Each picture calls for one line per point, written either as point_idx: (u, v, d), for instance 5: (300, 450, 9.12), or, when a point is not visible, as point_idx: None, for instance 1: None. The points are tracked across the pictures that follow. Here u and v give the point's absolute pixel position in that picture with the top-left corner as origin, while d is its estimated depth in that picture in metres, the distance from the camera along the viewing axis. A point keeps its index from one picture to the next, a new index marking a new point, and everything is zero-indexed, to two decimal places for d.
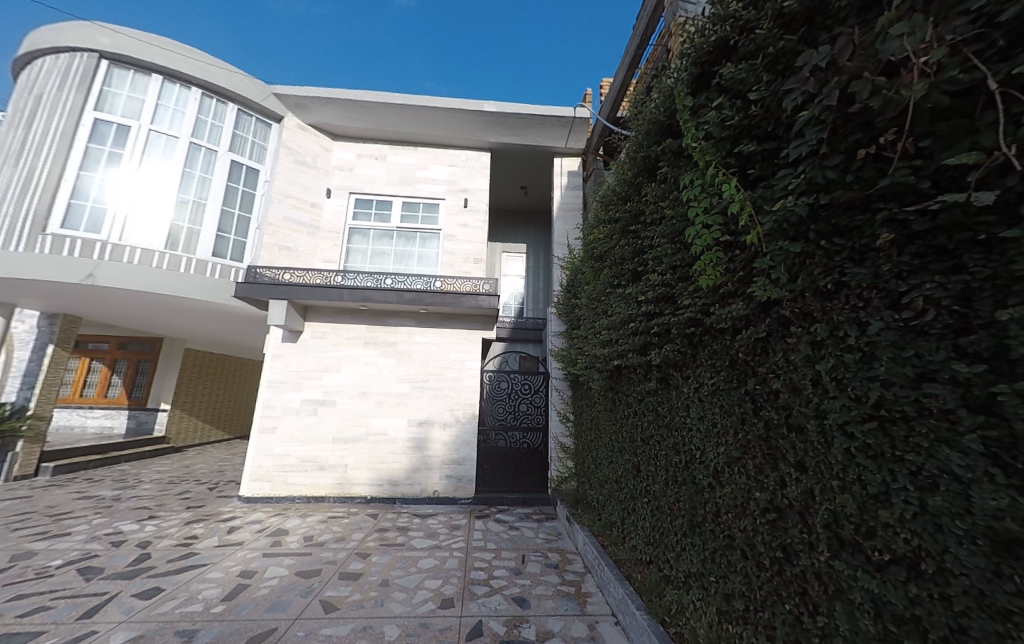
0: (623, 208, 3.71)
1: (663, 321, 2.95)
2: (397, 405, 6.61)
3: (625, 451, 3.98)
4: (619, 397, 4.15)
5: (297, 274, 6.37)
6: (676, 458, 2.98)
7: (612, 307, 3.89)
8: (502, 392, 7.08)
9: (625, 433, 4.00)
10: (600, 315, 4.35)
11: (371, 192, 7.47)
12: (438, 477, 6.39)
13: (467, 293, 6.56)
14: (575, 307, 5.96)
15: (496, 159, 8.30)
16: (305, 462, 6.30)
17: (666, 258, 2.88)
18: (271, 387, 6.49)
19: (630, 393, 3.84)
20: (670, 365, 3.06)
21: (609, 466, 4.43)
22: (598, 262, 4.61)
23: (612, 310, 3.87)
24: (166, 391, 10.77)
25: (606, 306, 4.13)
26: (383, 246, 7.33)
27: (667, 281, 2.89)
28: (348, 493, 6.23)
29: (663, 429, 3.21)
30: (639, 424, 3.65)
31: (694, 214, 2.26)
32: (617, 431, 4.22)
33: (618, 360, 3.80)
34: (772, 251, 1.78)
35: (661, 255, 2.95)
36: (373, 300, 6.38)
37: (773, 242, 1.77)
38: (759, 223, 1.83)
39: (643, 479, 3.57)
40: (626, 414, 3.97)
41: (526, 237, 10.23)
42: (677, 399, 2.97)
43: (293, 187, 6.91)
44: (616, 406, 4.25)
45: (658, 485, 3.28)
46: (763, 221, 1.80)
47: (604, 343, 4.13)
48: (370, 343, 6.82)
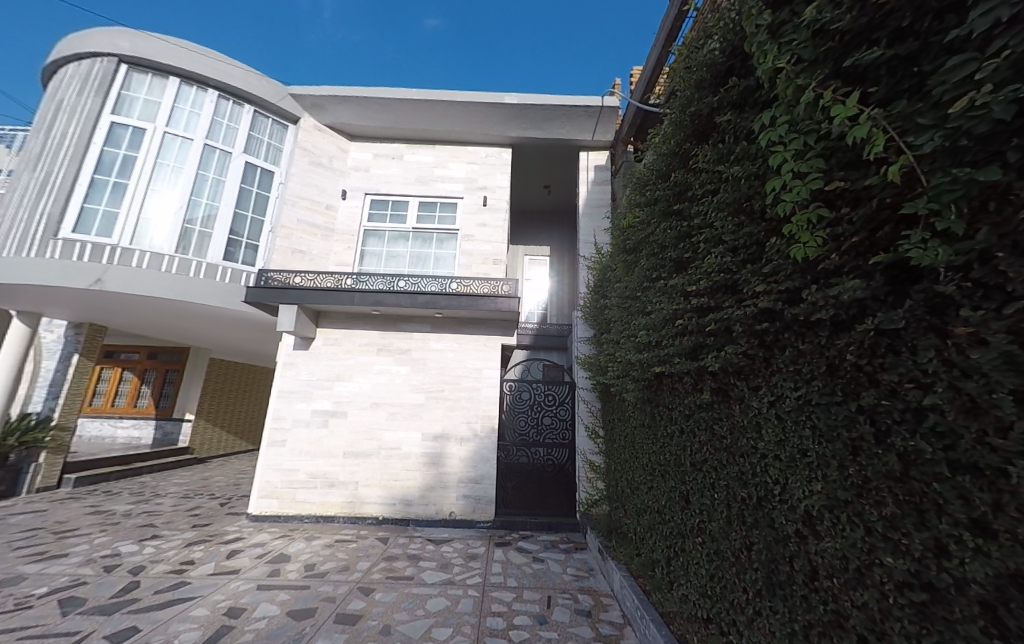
0: (664, 184, 3.12)
1: (722, 318, 2.34)
2: (412, 417, 6.16)
3: (669, 476, 3.34)
4: (660, 411, 3.51)
5: (308, 277, 6.12)
6: (743, 492, 2.33)
7: (650, 303, 3.28)
8: (524, 403, 6.50)
9: (668, 455, 3.36)
10: (635, 315, 3.74)
11: (386, 192, 7.18)
12: (455, 497, 5.84)
13: (484, 295, 6.08)
14: (605, 310, 5.34)
15: (517, 155, 7.87)
16: (315, 478, 5.92)
17: (725, 236, 2.28)
18: (283, 397, 6.22)
19: (674, 406, 3.21)
20: (730, 372, 2.43)
21: (649, 491, 3.78)
22: (631, 253, 4.00)
23: (651, 306, 3.26)
24: (190, 401, 10.83)
25: (642, 302, 3.52)
26: (398, 248, 6.99)
27: (727, 265, 2.27)
28: (360, 512, 5.79)
29: (721, 453, 2.57)
30: (687, 444, 3.01)
31: (778, 162, 1.59)
32: (657, 451, 3.58)
33: (659, 366, 3.18)
34: (933, 186, 1.14)
35: (718, 234, 2.35)
36: (385, 304, 6.01)
37: (936, 172, 1.14)
38: (905, 148, 1.20)
39: (694, 513, 2.92)
40: (669, 432, 3.32)
41: (549, 238, 9.73)
42: (741, 416, 2.33)
43: (308, 188, 6.73)
44: (655, 421, 3.61)
45: (715, 524, 2.63)
46: (916, 141, 1.16)
47: (642, 346, 3.51)
48: (384, 350, 6.44)
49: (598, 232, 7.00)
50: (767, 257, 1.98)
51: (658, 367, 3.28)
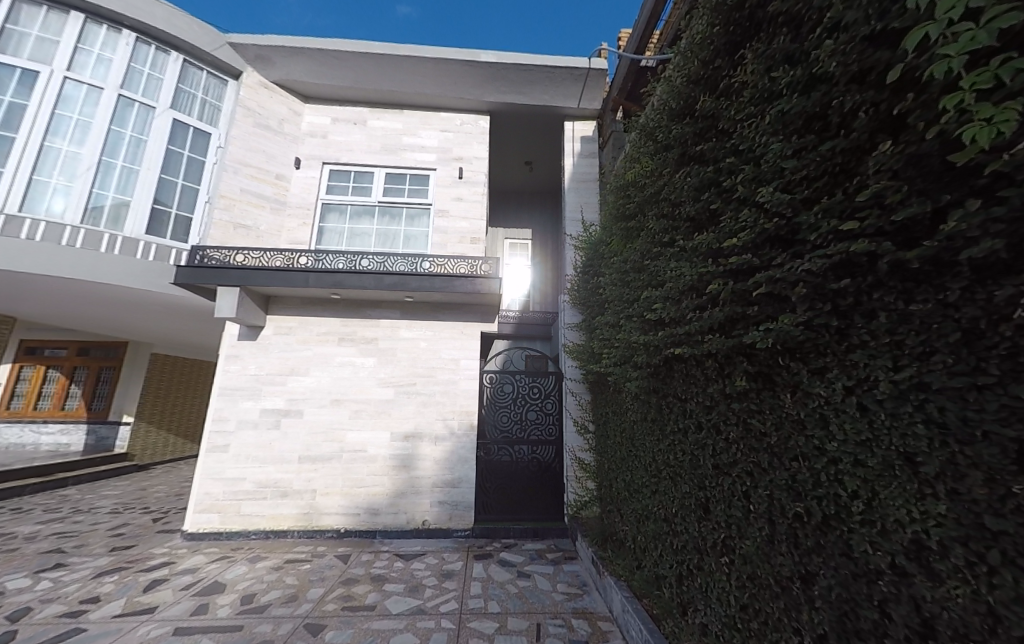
0: (686, 121, 2.53)
1: (771, 276, 1.77)
2: (379, 415, 5.43)
3: (680, 478, 2.79)
4: (670, 401, 2.95)
5: (251, 254, 5.24)
6: (790, 507, 1.78)
7: (664, 271, 2.70)
8: (506, 397, 5.85)
9: (679, 453, 2.81)
10: (641, 290, 3.16)
11: (348, 161, 6.34)
12: (429, 504, 5.18)
13: (461, 275, 5.39)
14: (598, 289, 4.78)
15: (496, 126, 7.17)
16: (264, 488, 5.11)
17: (783, 165, 1.71)
18: (227, 395, 5.36)
19: (689, 397, 2.65)
20: (777, 350, 1.87)
21: (652, 493, 3.25)
22: (636, 218, 3.40)
23: (664, 274, 2.68)
24: (129, 402, 9.74)
25: (651, 272, 2.93)
26: (363, 225, 6.18)
27: (781, 204, 1.68)
28: (318, 525, 5.04)
29: (757, 455, 2.01)
30: (706, 441, 2.46)
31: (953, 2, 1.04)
32: (664, 448, 3.04)
33: (676, 347, 2.61)
34: None
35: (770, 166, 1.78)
36: (345, 286, 5.22)
37: None
38: None
39: (715, 525, 2.38)
40: (681, 426, 2.77)
41: (530, 221, 9.17)
42: (793, 407, 1.77)
43: (254, 154, 5.84)
44: (663, 413, 3.05)
45: (747, 544, 2.08)
46: None
47: (655, 323, 2.94)
48: (346, 339, 5.66)
49: (585, 208, 6.40)
50: (860, 182, 1.43)
51: (673, 347, 2.71)
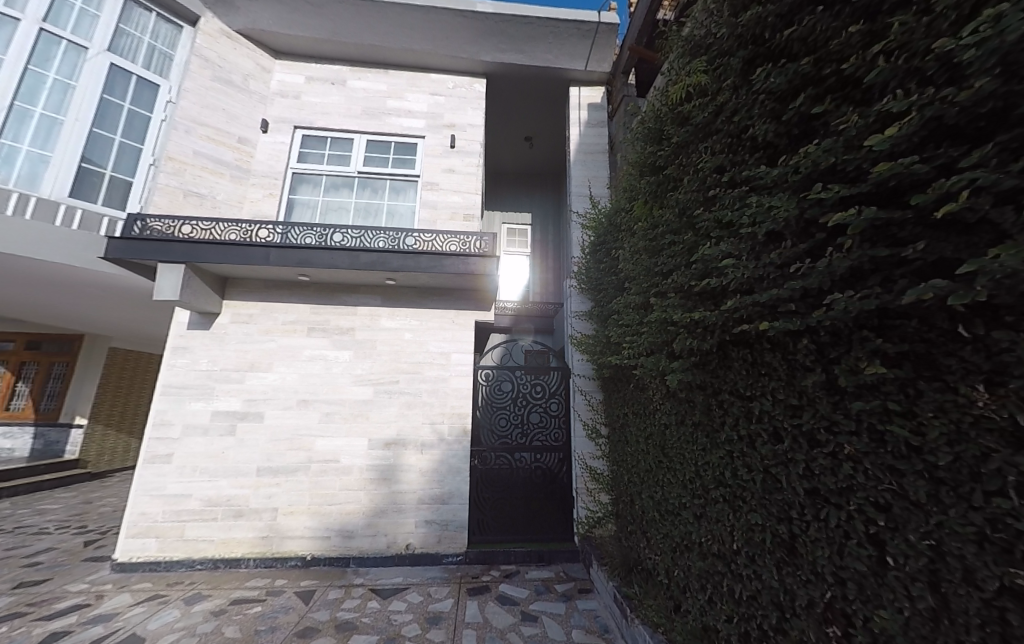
0: None
1: (969, 185, 1.04)
2: (356, 418, 4.61)
3: (741, 505, 2.01)
4: (721, 398, 2.17)
5: (200, 225, 4.38)
6: (990, 578, 1.05)
7: (727, 216, 1.90)
8: (504, 397, 5.01)
9: (734, 469, 2.04)
10: (686, 255, 2.36)
11: (323, 127, 5.51)
12: (415, 523, 4.36)
13: (452, 253, 4.59)
14: (616, 266, 4.02)
15: (493, 93, 6.40)
16: (214, 507, 4.25)
17: None
18: (172, 395, 4.50)
19: (760, 395, 1.85)
20: (958, 309, 1.15)
21: (693, 517, 2.49)
22: (672, 160, 2.57)
23: (729, 220, 1.88)
24: (83, 403, 8.71)
25: (702, 224, 2.12)
26: (341, 199, 5.36)
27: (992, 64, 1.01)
28: (279, 552, 4.19)
29: (904, 490, 1.25)
30: (787, 455, 1.68)
31: None
32: (709, 460, 2.27)
33: (744, 326, 1.82)
34: None
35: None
36: (313, 264, 4.38)
37: None
38: None
39: (812, 579, 1.61)
40: (740, 432, 1.99)
41: (530, 206, 8.44)
42: (993, 409, 1.04)
43: (212, 113, 5.00)
44: (711, 414, 2.27)
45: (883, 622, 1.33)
46: None
47: (708, 292, 2.17)
48: (317, 329, 4.83)
49: (594, 182, 5.63)
50: None
51: (738, 326, 1.95)
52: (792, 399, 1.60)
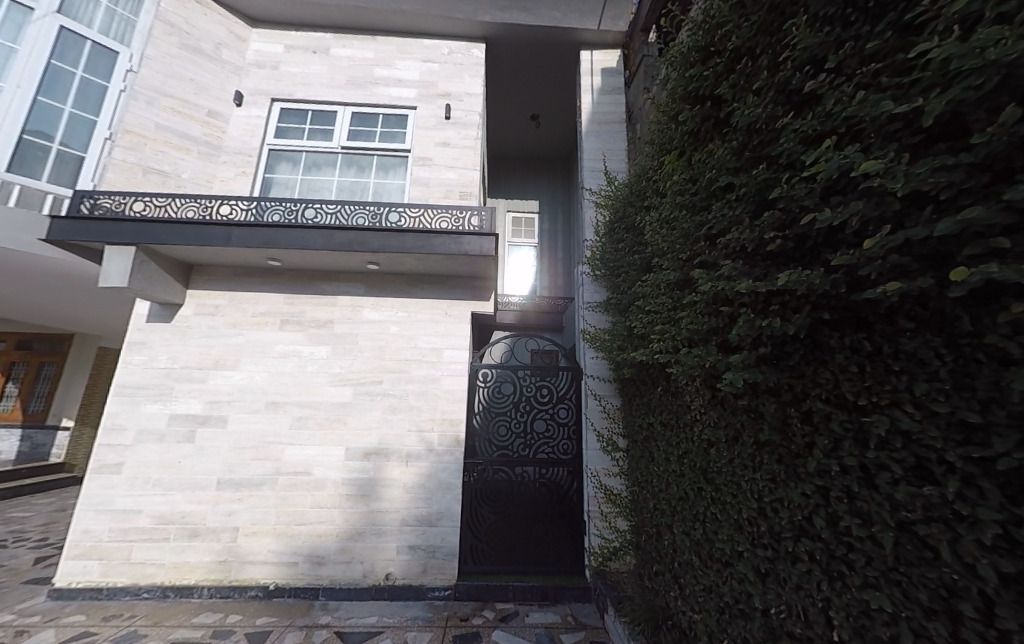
0: None
1: None
2: (331, 424, 3.99)
3: (853, 575, 1.49)
4: (816, 411, 1.65)
5: (155, 201, 3.83)
6: None
7: (837, 119, 1.43)
8: (504, 402, 4.28)
9: (842, 515, 1.51)
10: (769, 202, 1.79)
11: (305, 98, 4.93)
12: (397, 549, 3.71)
13: (442, 231, 3.92)
14: (642, 242, 3.34)
15: (494, 61, 5.78)
16: (166, 525, 3.66)
17: None
18: (126, 396, 3.94)
19: (896, 412, 1.33)
20: None
21: (753, 571, 1.96)
22: (736, 66, 2.04)
23: (843, 124, 1.41)
24: (72, 404, 8.40)
25: (784, 145, 1.64)
26: (322, 177, 4.76)
27: None
28: (238, 580, 3.58)
29: None
30: (962, 512, 1.17)
31: None
32: (790, 498, 1.74)
33: (873, 277, 1.34)
34: None
35: None
36: (281, 245, 3.78)
37: None
38: None
39: None
40: (855, 463, 1.46)
41: (539, 192, 7.80)
42: None
43: (177, 83, 4.49)
44: (795, 433, 1.75)
45: None
46: None
47: (793, 243, 1.67)
48: (292, 321, 4.23)
49: (608, 155, 4.92)
50: None
51: (855, 288, 1.46)
52: (975, 415, 1.11)
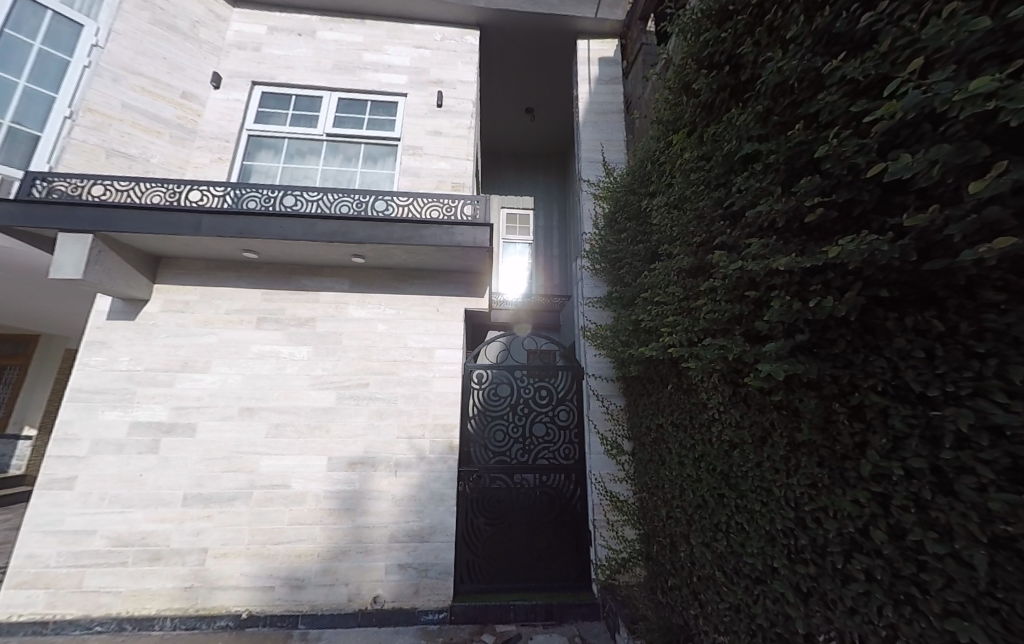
0: None
1: None
2: (311, 432, 3.64)
3: (928, 598, 1.18)
4: (868, 405, 1.31)
5: (115, 185, 3.47)
6: None
7: (899, 57, 1.19)
8: (501, 405, 4.00)
9: (909, 527, 1.19)
10: (805, 167, 1.51)
11: (287, 83, 4.63)
12: (385, 569, 3.37)
13: (433, 220, 3.64)
14: (648, 228, 3.08)
15: (488, 49, 5.56)
16: (125, 548, 3.27)
17: None
18: (81, 403, 3.53)
19: (993, 399, 1.02)
20: None
21: (793, 589, 1.63)
22: (763, 20, 1.78)
23: (909, 62, 1.17)
24: (33, 412, 7.84)
25: (825, 98, 1.38)
26: (305, 166, 4.45)
27: None
28: (206, 608, 3.21)
29: None
30: None
31: None
32: (837, 507, 1.41)
33: (956, 239, 1.08)
34: None
35: None
36: (257, 236, 3.46)
37: None
38: None
39: None
40: (925, 466, 1.14)
41: (533, 189, 7.58)
42: None
43: (147, 61, 4.17)
44: (841, 431, 1.40)
45: None
46: None
47: (838, 212, 1.39)
48: (269, 320, 3.89)
49: (608, 146, 4.70)
50: None
51: (926, 257, 1.19)
52: None
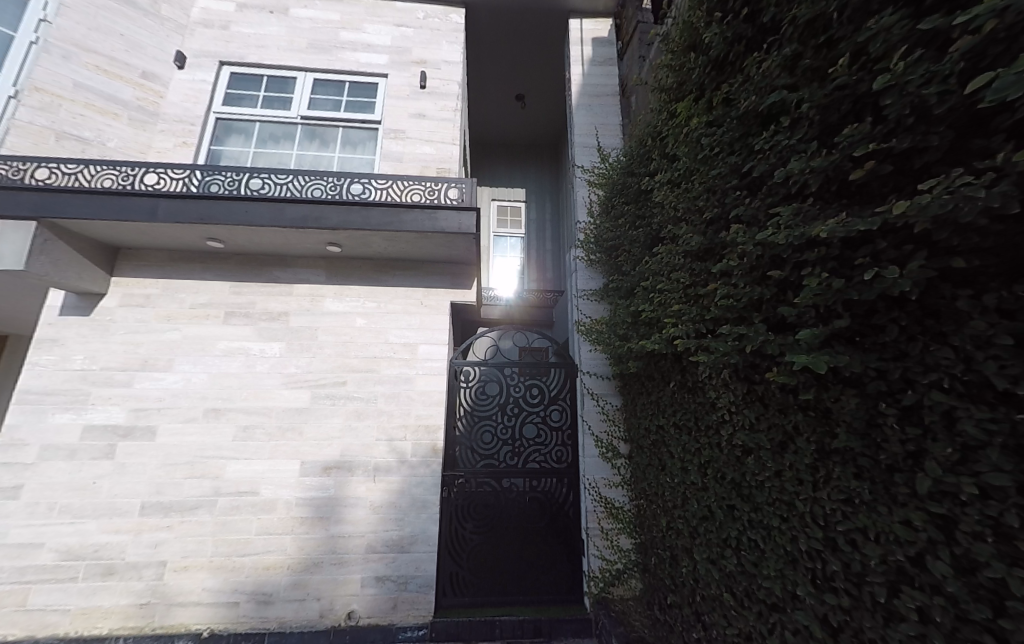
0: None
1: None
2: (283, 435, 3.37)
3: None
4: (926, 407, 1.07)
5: (63, 168, 3.18)
6: None
7: None
8: (489, 404, 3.74)
9: (984, 561, 0.96)
10: (846, 117, 1.28)
11: (259, 63, 4.33)
12: (361, 582, 3.11)
13: (414, 205, 3.37)
14: (647, 211, 2.82)
15: (476, 30, 5.27)
16: (74, 562, 2.99)
17: None
18: (28, 404, 3.23)
19: None
20: None
21: (820, 623, 1.38)
22: None
23: None
24: None
25: (882, 22, 1.13)
26: (278, 150, 4.15)
27: None
28: (165, 627, 2.94)
29: None
30: None
31: None
32: (883, 529, 1.17)
33: None
34: None
35: None
36: (221, 222, 3.18)
37: None
38: None
39: None
40: (1009, 486, 0.90)
41: (526, 180, 7.30)
42: None
43: (102, 38, 3.86)
44: (891, 437, 1.16)
45: None
46: None
47: (892, 166, 1.16)
48: (237, 314, 3.61)
49: (602, 130, 4.43)
50: None
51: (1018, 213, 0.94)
52: None
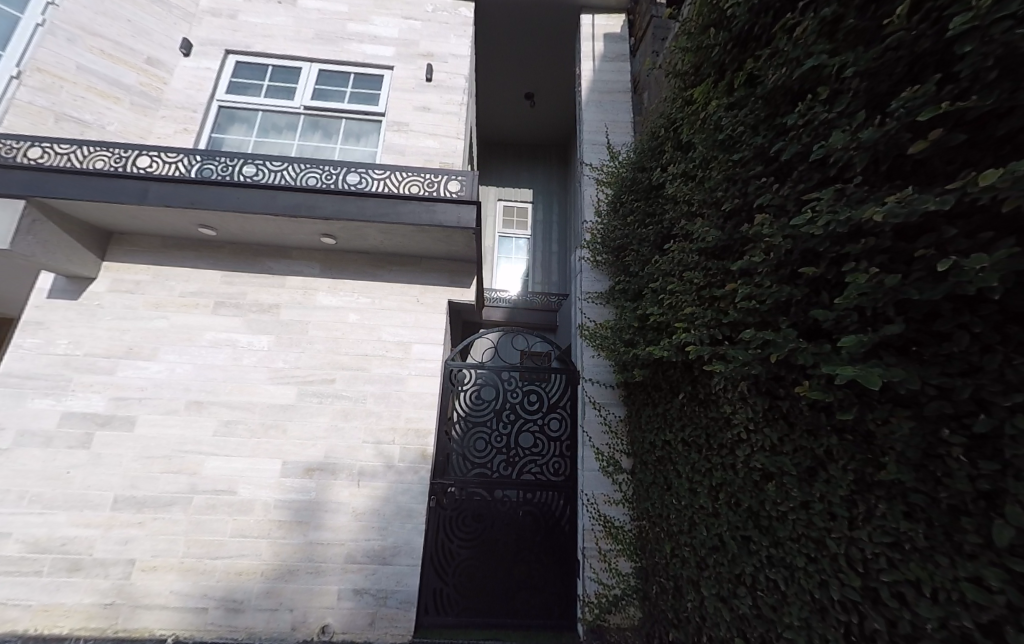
0: None
1: None
2: (265, 432, 3.21)
3: None
4: (1008, 437, 0.86)
5: (57, 147, 3.10)
6: None
7: None
8: (484, 409, 3.54)
9: None
10: (898, 83, 1.14)
11: (264, 52, 4.26)
12: (338, 594, 2.91)
13: (412, 197, 3.21)
14: (659, 207, 2.62)
15: (487, 26, 5.16)
16: (39, 556, 2.84)
17: None
18: (7, 389, 3.11)
19: None
20: None
21: None
22: None
23: None
24: None
25: None
26: (279, 139, 4.05)
27: None
28: (129, 630, 2.77)
29: None
30: None
31: None
32: (943, 587, 0.95)
33: None
34: None
35: None
36: (211, 207, 3.06)
37: None
38: None
39: None
40: None
41: (534, 181, 7.15)
42: None
43: (109, 23, 3.81)
44: (957, 473, 0.93)
45: None
46: None
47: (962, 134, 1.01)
48: (227, 304, 3.48)
49: (613, 127, 4.25)
50: None
51: None
52: None
